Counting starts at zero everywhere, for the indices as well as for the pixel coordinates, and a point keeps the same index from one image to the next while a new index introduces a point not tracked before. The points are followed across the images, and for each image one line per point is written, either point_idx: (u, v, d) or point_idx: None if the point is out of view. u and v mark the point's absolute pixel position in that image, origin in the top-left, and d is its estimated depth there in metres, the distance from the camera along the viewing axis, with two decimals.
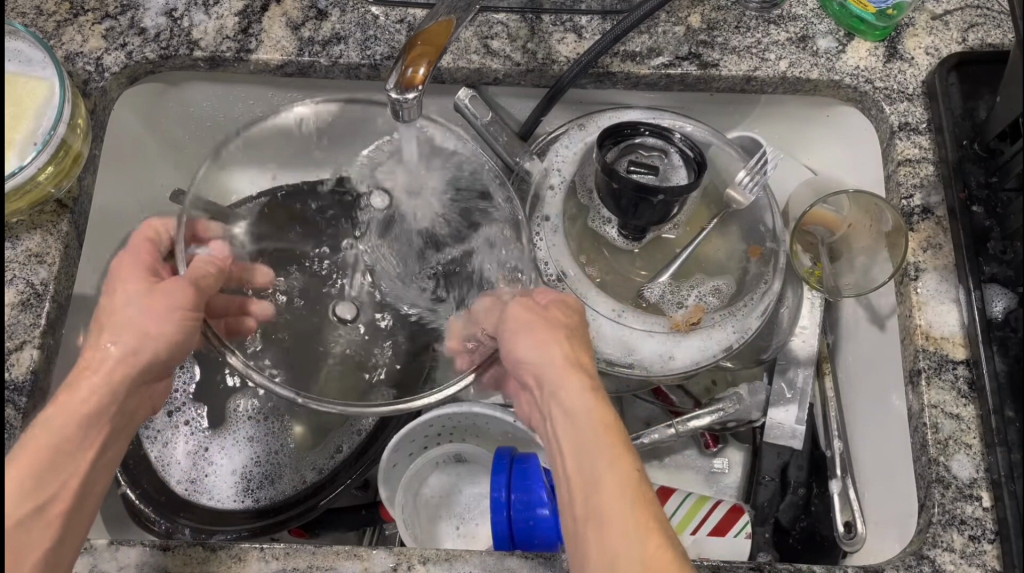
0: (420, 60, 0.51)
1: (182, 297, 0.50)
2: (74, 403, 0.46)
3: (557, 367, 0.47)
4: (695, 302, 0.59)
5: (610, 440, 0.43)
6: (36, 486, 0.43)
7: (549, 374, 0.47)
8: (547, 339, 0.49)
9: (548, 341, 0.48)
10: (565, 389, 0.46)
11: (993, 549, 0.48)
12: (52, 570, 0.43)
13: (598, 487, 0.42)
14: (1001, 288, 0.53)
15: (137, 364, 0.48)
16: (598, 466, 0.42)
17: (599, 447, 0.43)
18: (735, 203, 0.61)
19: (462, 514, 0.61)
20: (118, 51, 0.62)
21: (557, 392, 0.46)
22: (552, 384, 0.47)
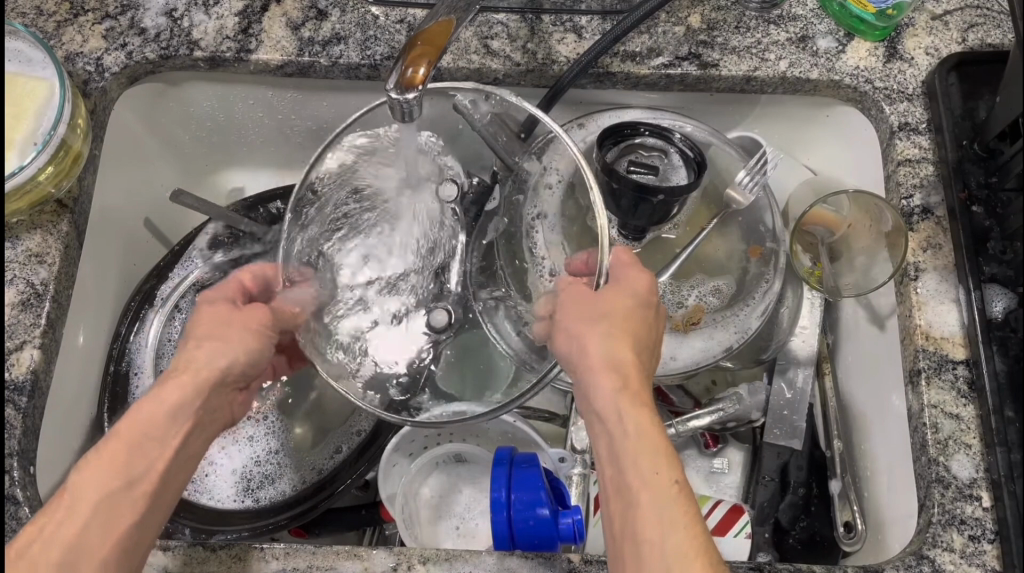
0: (420, 60, 0.51)
1: (258, 315, 0.50)
2: (170, 393, 0.45)
3: (593, 361, 0.44)
4: (696, 302, 0.58)
5: (655, 473, 0.40)
6: (122, 466, 0.42)
7: (590, 381, 0.43)
8: (591, 341, 0.44)
9: (585, 333, 0.45)
10: (598, 386, 0.43)
11: (993, 549, 0.48)
12: (132, 547, 0.42)
13: (640, 525, 0.39)
14: (1001, 288, 0.53)
15: (217, 372, 0.47)
16: (641, 501, 0.39)
17: (642, 481, 0.40)
18: (735, 203, 0.61)
19: (462, 514, 0.60)
20: (118, 51, 0.62)
21: (593, 392, 0.43)
22: (587, 380, 0.44)
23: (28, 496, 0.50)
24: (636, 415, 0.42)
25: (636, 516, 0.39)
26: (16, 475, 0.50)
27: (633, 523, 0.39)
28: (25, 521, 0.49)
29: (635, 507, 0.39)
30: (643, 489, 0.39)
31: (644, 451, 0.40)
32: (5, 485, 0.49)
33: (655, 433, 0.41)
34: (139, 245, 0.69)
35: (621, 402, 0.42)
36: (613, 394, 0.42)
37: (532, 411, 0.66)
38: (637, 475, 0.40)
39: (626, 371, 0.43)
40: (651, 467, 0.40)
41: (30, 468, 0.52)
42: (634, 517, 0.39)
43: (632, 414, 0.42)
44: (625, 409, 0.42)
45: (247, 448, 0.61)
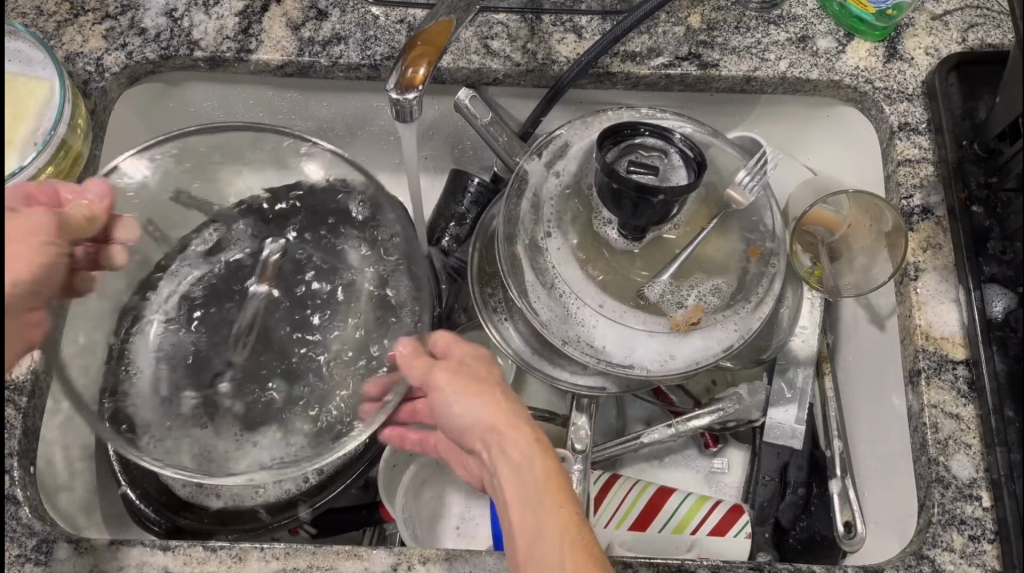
0: (419, 61, 0.51)
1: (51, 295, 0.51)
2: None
3: (490, 421, 0.48)
4: (696, 302, 0.58)
5: (559, 516, 0.43)
6: None
7: (492, 439, 0.48)
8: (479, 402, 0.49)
9: (475, 397, 0.49)
10: (507, 440, 0.47)
11: (993, 549, 0.48)
12: None
13: (546, 567, 0.41)
14: (1001, 288, 0.53)
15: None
16: (549, 537, 0.42)
17: (549, 517, 0.43)
18: (735, 203, 0.61)
19: (462, 514, 0.61)
20: (118, 51, 0.62)
21: (504, 446, 0.47)
22: (489, 437, 0.48)
23: (28, 496, 0.50)
24: (540, 461, 0.46)
25: (545, 552, 0.42)
26: (16, 475, 0.50)
27: (538, 562, 0.42)
28: (25, 520, 0.49)
29: (543, 552, 0.42)
30: (547, 525, 0.43)
31: (551, 490, 0.44)
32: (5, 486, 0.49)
33: (558, 481, 0.45)
34: None
35: (527, 451, 0.46)
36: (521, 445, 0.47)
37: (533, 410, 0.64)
38: (546, 513, 0.43)
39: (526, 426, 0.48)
40: (556, 505, 0.44)
41: (31, 468, 0.52)
42: (541, 566, 0.41)
43: (539, 459, 0.46)
44: (531, 454, 0.46)
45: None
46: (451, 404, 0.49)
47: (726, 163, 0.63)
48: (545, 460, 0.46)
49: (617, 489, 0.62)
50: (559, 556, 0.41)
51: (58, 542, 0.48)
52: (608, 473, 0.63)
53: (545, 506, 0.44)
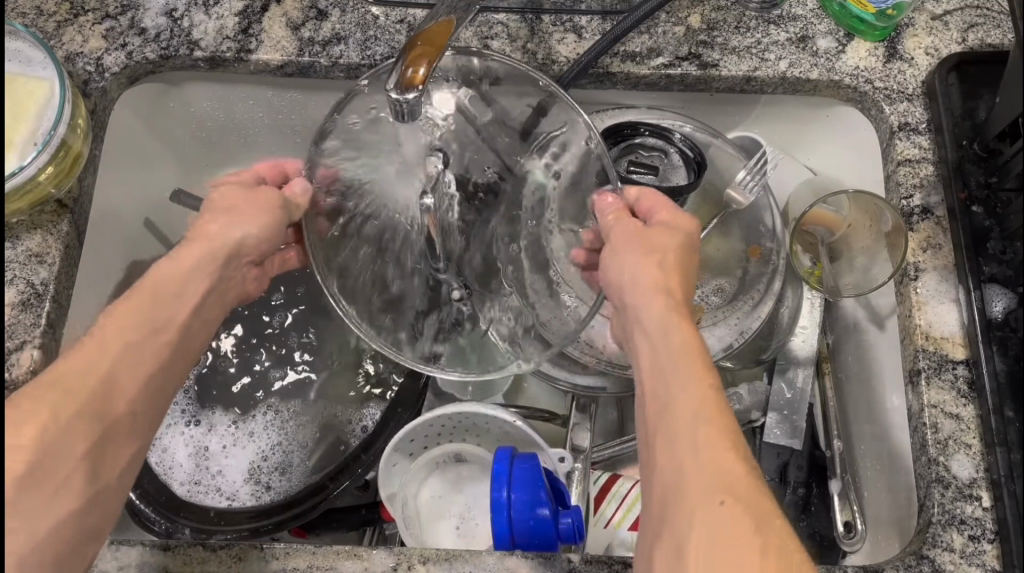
0: (419, 60, 0.51)
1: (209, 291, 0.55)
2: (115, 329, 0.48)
3: (644, 283, 0.49)
4: (696, 302, 0.59)
5: (701, 382, 0.42)
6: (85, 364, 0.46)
7: (633, 297, 0.49)
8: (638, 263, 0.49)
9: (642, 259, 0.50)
10: (650, 300, 0.48)
11: (993, 549, 0.48)
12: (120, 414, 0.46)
13: (676, 428, 0.41)
14: (1001, 288, 0.53)
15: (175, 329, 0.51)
16: (681, 408, 0.42)
17: (685, 387, 0.42)
18: (735, 203, 0.60)
19: (462, 514, 0.60)
20: (117, 51, 0.62)
21: (647, 308, 0.48)
22: (640, 296, 0.48)
23: None
24: (672, 337, 0.45)
25: (681, 420, 0.41)
26: None
27: (676, 426, 0.41)
28: None
29: (680, 410, 0.41)
30: (683, 395, 0.42)
31: (683, 362, 0.44)
32: None
33: (699, 350, 0.45)
34: (140, 245, 0.69)
35: (661, 329, 0.46)
36: (661, 309, 0.47)
37: (531, 411, 0.64)
38: (681, 382, 0.43)
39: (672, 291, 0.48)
40: (695, 375, 0.43)
41: None
42: (674, 424, 0.41)
43: (671, 335, 0.45)
44: (665, 332, 0.46)
45: (245, 445, 0.62)
46: (640, 314, 0.48)
47: (726, 163, 0.63)
48: (684, 336, 0.45)
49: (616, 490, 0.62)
50: (693, 423, 0.41)
51: None
52: (607, 473, 0.63)
53: (681, 376, 0.43)
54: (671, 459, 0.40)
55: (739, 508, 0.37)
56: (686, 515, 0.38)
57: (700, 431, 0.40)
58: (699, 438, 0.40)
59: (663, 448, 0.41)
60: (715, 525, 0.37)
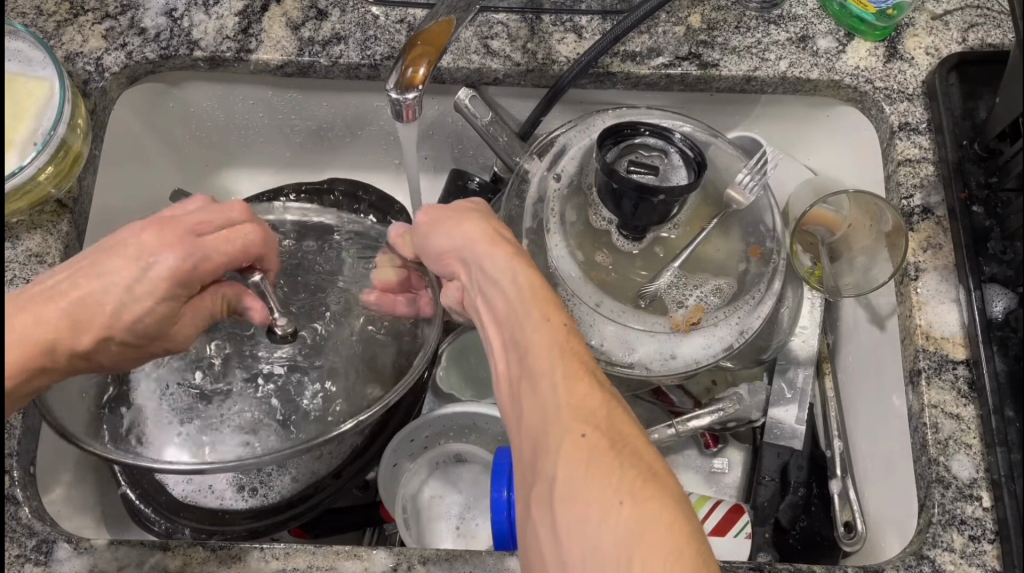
0: (419, 60, 0.51)
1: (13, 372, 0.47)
2: None
3: (477, 244, 0.49)
4: (696, 301, 0.58)
5: (548, 326, 0.43)
6: None
7: (472, 258, 0.50)
8: (466, 225, 0.51)
9: (467, 223, 0.51)
10: (493, 257, 0.48)
11: (993, 549, 0.48)
12: None
13: (536, 376, 0.42)
14: (1001, 288, 0.53)
15: None
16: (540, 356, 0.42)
17: (536, 329, 0.43)
18: (735, 203, 0.61)
19: (462, 514, 0.60)
20: (118, 51, 0.62)
21: (488, 263, 0.48)
22: (480, 255, 0.49)
23: (28, 497, 0.50)
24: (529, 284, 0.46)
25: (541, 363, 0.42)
26: (16, 475, 0.50)
27: (532, 376, 0.42)
28: (25, 520, 0.49)
29: (536, 358, 0.42)
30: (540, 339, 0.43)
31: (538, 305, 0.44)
32: (5, 486, 0.50)
33: (543, 293, 0.46)
34: None
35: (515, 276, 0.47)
36: (502, 264, 0.48)
37: None
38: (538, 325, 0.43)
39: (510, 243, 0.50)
40: (544, 317, 0.44)
41: (30, 468, 0.52)
42: (532, 374, 0.42)
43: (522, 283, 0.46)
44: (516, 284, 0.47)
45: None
46: (481, 269, 0.49)
47: (726, 163, 0.63)
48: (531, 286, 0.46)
49: None
50: (545, 366, 0.41)
51: (58, 542, 0.48)
52: None
53: (535, 324, 0.44)
54: (534, 405, 0.41)
55: (598, 441, 0.38)
56: (551, 457, 0.38)
57: (555, 374, 0.41)
58: (562, 381, 0.41)
59: (525, 397, 0.42)
60: (576, 454, 0.38)
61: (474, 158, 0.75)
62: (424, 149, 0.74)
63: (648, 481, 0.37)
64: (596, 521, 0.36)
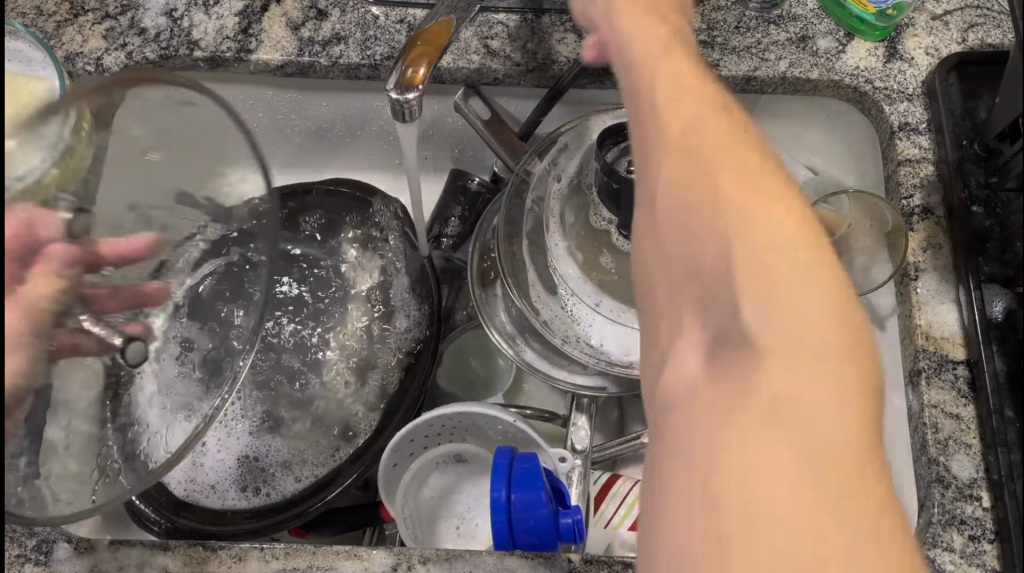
0: (419, 60, 0.51)
1: None
2: None
3: (654, 59, 0.38)
4: None
5: (758, 172, 0.32)
6: None
7: (657, 67, 0.37)
8: (657, 38, 0.39)
9: (658, 43, 0.39)
10: (667, 71, 0.37)
11: (993, 549, 0.48)
12: None
13: (711, 204, 0.31)
14: (1000, 288, 0.53)
15: None
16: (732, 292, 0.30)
17: (724, 168, 0.32)
18: None
19: (463, 514, 0.61)
20: (118, 51, 0.62)
21: (664, 66, 0.37)
22: (647, 67, 0.38)
23: None
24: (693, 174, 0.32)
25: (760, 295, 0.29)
26: None
27: (704, 211, 0.31)
28: None
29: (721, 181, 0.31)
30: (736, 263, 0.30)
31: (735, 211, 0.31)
32: None
33: (745, 144, 0.33)
34: None
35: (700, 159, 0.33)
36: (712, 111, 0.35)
37: (532, 411, 0.64)
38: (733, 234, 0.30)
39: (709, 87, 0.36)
40: (738, 166, 0.32)
41: None
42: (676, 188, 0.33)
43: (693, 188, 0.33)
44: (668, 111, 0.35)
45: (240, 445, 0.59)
46: (645, 80, 0.37)
47: None
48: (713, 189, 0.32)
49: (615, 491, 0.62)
50: (742, 303, 0.29)
51: (58, 542, 0.49)
52: (607, 473, 0.63)
53: (729, 236, 0.30)
54: (670, 367, 0.31)
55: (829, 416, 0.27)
56: (700, 329, 0.31)
57: (804, 308, 0.28)
58: (705, 242, 0.31)
59: (721, 359, 0.30)
60: (751, 339, 0.29)
61: (475, 158, 0.75)
62: (423, 150, 0.74)
63: (851, 475, 0.26)
64: (758, 445, 0.27)
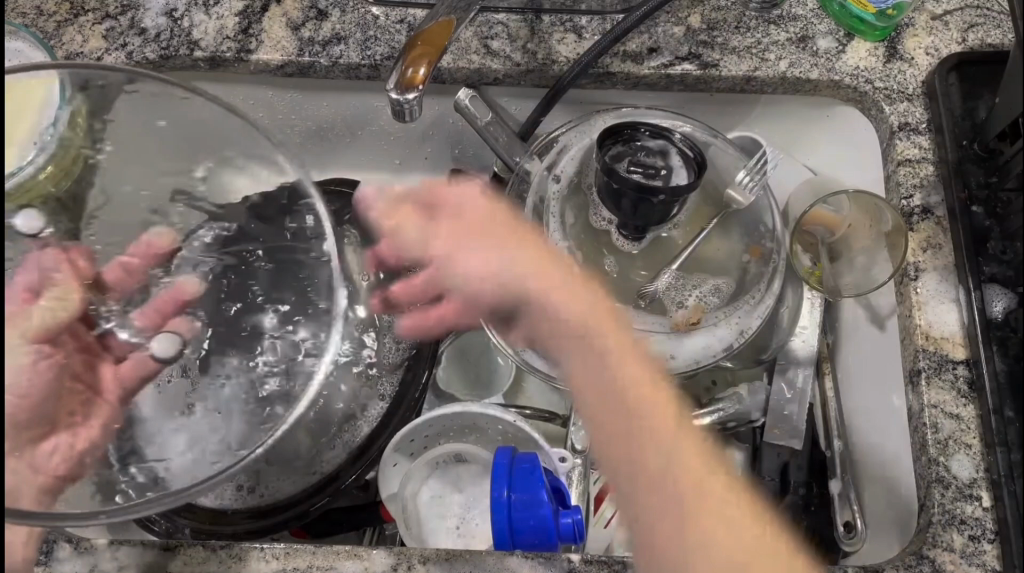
0: (420, 60, 0.51)
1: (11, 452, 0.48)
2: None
3: (580, 314, 0.54)
4: (696, 302, 0.58)
5: (662, 410, 0.51)
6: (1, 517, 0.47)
7: (559, 314, 0.55)
8: (553, 271, 0.56)
9: (500, 244, 0.57)
10: (571, 299, 0.55)
11: (993, 549, 0.48)
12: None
13: (662, 497, 0.48)
14: (1001, 288, 0.53)
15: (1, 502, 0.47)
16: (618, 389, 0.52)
17: (653, 426, 0.50)
18: (735, 203, 0.61)
19: (462, 514, 0.60)
20: (118, 51, 0.62)
21: (561, 299, 0.55)
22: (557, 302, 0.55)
23: None
24: (649, 478, 0.49)
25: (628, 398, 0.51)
26: None
27: (652, 481, 0.49)
28: None
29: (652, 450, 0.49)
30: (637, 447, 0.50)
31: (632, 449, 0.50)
32: None
33: (670, 420, 0.51)
34: None
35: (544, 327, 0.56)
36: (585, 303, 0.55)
37: (532, 411, 0.64)
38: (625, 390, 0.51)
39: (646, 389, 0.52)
40: (671, 441, 0.50)
41: None
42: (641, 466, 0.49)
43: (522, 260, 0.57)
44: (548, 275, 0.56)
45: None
46: (558, 312, 0.55)
47: (726, 163, 0.63)
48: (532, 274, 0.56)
49: None
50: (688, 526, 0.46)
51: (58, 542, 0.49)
52: None
53: (682, 496, 0.47)
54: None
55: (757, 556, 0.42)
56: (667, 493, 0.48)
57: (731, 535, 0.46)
58: (646, 417, 0.50)
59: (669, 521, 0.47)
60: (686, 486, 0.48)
61: (475, 158, 0.75)
62: (423, 149, 0.75)
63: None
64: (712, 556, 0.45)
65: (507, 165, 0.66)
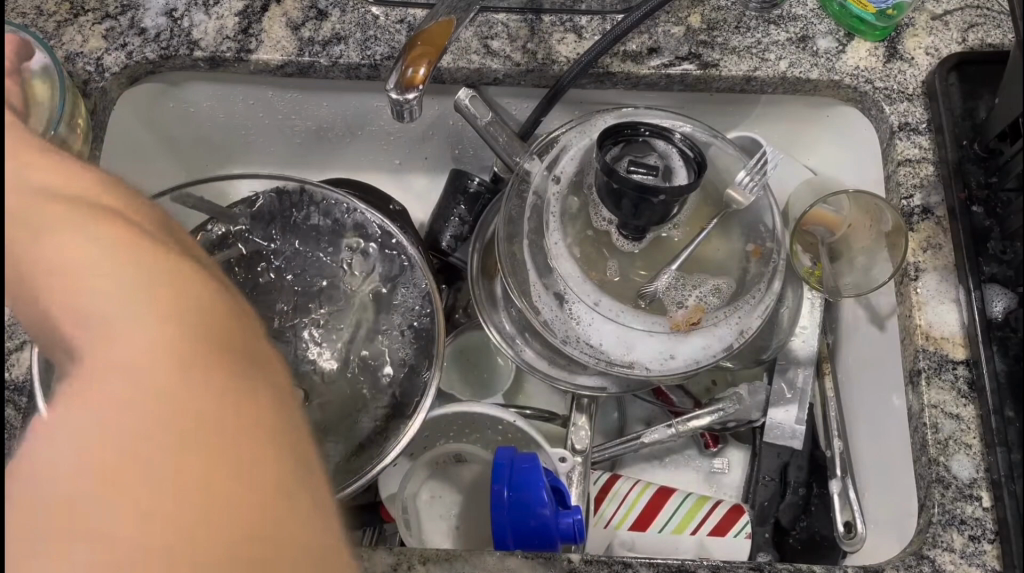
0: (419, 60, 0.51)
1: None
2: None
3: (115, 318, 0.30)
4: (696, 302, 0.57)
5: (135, 417, 0.28)
6: None
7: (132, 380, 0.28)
8: (91, 242, 0.31)
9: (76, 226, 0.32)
10: (120, 348, 0.29)
11: (993, 549, 0.48)
12: None
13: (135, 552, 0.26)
14: (1001, 288, 0.53)
15: None
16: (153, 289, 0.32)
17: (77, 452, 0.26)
18: (735, 203, 0.61)
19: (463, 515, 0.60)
20: (118, 51, 0.62)
21: (115, 319, 0.30)
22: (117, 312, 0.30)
23: None
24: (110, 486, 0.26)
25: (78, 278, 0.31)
26: None
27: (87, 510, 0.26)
28: None
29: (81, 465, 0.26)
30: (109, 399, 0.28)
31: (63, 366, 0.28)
32: None
33: (169, 423, 0.28)
34: None
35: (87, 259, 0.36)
36: (128, 335, 0.29)
37: (532, 411, 0.64)
38: (128, 347, 0.29)
39: (171, 336, 0.30)
40: (103, 419, 0.27)
41: None
42: (128, 508, 0.26)
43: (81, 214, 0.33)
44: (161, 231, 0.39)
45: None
46: (99, 300, 0.30)
47: (726, 163, 0.63)
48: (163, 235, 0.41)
49: (616, 491, 0.62)
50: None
51: None
52: (607, 473, 0.63)
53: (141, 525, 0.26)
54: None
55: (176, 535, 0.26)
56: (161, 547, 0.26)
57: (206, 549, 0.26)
58: (136, 449, 0.27)
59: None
60: (169, 502, 0.27)
61: (474, 158, 0.75)
62: (424, 149, 0.75)
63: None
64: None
65: (506, 165, 0.66)
